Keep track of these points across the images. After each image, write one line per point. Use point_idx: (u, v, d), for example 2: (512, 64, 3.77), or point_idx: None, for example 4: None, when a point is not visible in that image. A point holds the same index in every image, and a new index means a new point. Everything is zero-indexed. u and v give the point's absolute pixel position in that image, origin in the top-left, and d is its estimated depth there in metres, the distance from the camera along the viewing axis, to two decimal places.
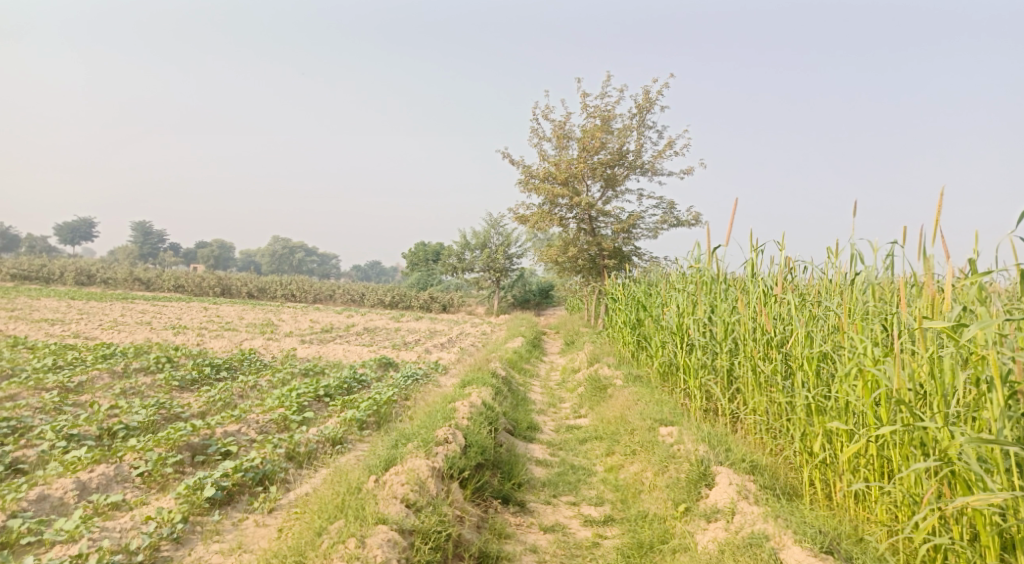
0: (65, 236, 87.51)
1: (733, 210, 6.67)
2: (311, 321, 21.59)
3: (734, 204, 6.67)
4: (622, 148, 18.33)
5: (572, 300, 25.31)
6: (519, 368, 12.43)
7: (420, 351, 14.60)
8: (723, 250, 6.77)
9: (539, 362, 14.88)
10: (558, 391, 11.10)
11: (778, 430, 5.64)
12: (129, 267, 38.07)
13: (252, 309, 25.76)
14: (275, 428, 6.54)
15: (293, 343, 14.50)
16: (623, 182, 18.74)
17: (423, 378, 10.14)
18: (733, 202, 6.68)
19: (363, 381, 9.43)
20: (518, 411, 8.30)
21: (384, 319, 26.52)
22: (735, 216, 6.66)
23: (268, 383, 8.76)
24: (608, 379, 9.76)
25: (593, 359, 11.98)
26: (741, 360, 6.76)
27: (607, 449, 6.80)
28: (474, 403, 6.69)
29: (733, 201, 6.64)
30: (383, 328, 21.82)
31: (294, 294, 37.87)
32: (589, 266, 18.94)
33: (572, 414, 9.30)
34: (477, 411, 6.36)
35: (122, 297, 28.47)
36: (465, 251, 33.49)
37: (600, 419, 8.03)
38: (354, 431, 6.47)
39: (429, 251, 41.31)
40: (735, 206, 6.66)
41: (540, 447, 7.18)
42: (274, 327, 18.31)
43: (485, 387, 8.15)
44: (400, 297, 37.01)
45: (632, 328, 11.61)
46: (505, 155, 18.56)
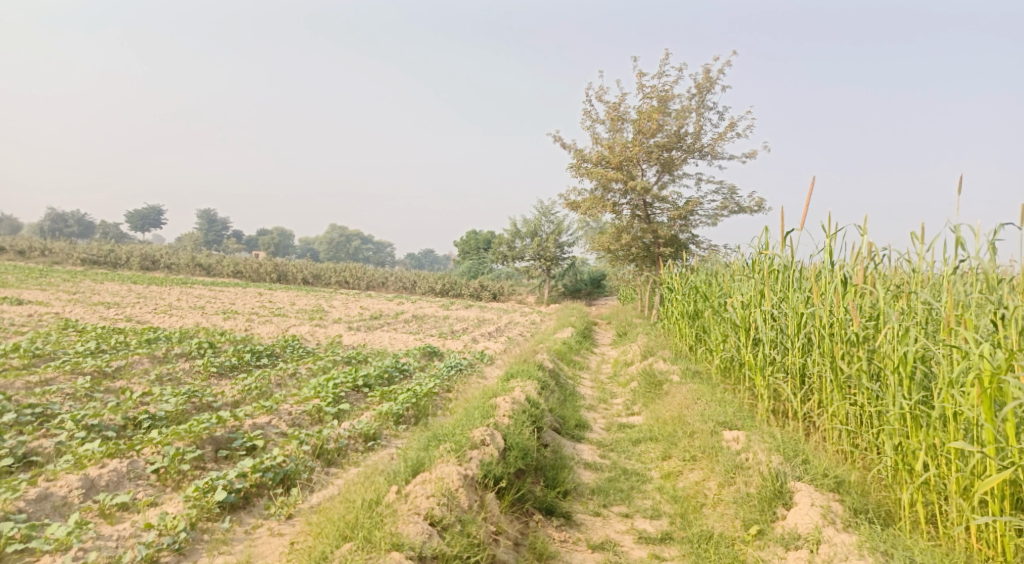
0: (135, 223, 91.21)
1: (810, 189, 6.08)
2: (361, 308, 21.51)
3: (810, 182, 6.08)
4: (680, 130, 17.44)
5: (625, 289, 24.54)
6: (568, 359, 11.88)
7: (467, 340, 14.20)
8: (798, 234, 6.20)
9: (589, 354, 14.29)
10: (610, 385, 10.50)
11: (859, 438, 5.01)
12: (190, 253, 39.12)
13: (304, 295, 25.96)
14: (308, 420, 6.20)
15: (339, 330, 14.31)
16: (681, 166, 17.87)
17: (467, 369, 9.70)
18: (810, 180, 6.09)
19: (405, 371, 9.06)
20: (566, 408, 7.77)
21: (433, 307, 26.35)
22: (811, 195, 6.08)
23: (308, 372, 8.48)
24: (664, 374, 9.10)
25: (647, 352, 11.32)
26: (816, 358, 6.12)
27: (664, 451, 6.21)
28: (518, 399, 6.20)
29: (810, 178, 6.05)
30: (432, 316, 21.57)
31: (347, 281, 38.18)
32: (643, 254, 18.19)
33: (624, 410, 8.71)
34: (521, 408, 5.85)
35: (182, 283, 29.24)
36: (516, 239, 33.02)
37: (655, 418, 7.43)
38: (390, 427, 6.07)
39: (481, 239, 40.99)
40: (812, 184, 6.07)
41: (589, 448, 6.64)
42: (323, 313, 18.25)
43: (530, 380, 7.63)
44: (450, 285, 36.87)
45: (689, 320, 10.89)
46: (557, 138, 17.94)
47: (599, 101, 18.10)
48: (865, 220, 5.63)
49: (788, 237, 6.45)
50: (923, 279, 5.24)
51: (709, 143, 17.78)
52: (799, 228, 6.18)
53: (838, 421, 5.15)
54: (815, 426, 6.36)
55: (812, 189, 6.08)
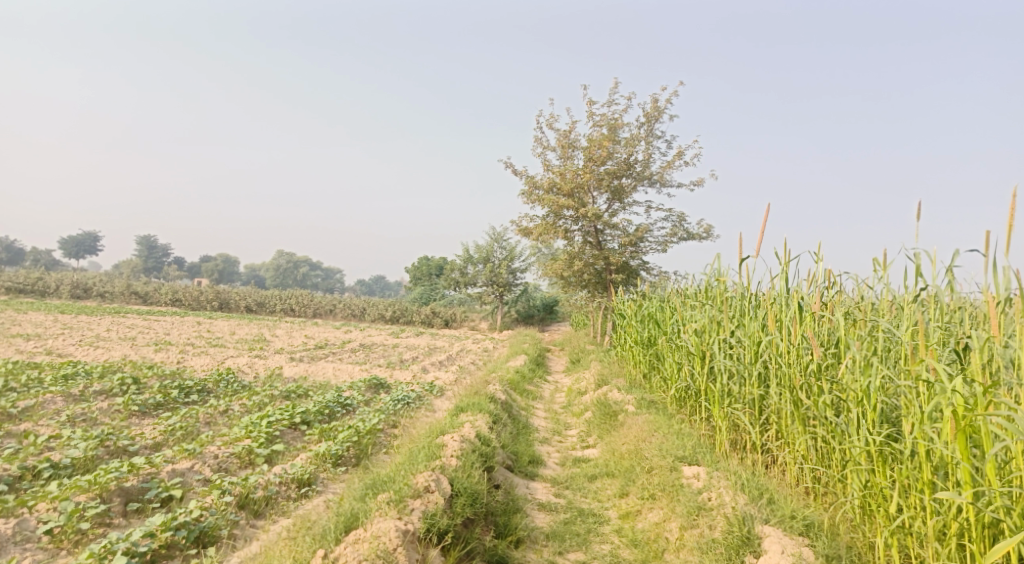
0: (69, 249, 87.16)
1: (765, 215, 6.08)
2: (306, 337, 20.71)
3: (765, 208, 6.08)
4: (630, 158, 17.53)
5: (577, 316, 24.42)
6: (521, 389, 11.52)
7: (416, 370, 13.71)
8: (753, 262, 6.16)
9: (542, 382, 13.96)
10: (563, 416, 10.19)
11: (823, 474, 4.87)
12: (126, 281, 37.37)
13: (247, 324, 24.95)
14: (237, 465, 5.66)
15: (280, 361, 13.63)
16: (631, 193, 17.93)
17: (415, 403, 9.24)
18: (765, 206, 6.09)
19: (348, 406, 8.53)
20: (518, 443, 7.40)
21: (383, 335, 25.67)
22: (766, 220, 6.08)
23: (242, 408, 7.88)
24: (618, 404, 8.83)
25: (601, 380, 11.06)
26: (778, 387, 6.01)
27: (621, 488, 5.92)
28: (467, 436, 5.81)
29: (765, 204, 6.04)
30: (381, 344, 20.94)
31: (294, 308, 37.06)
32: (595, 280, 18.10)
33: (579, 443, 8.40)
34: (470, 446, 5.47)
35: (116, 312, 27.80)
36: (468, 265, 32.69)
37: (611, 452, 7.15)
38: (327, 469, 5.58)
39: (432, 265, 40.50)
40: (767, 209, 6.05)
41: (543, 486, 6.27)
42: (265, 343, 17.46)
43: (481, 414, 7.25)
44: (401, 312, 36.18)
45: (643, 347, 10.72)
46: (508, 165, 17.81)
47: (550, 128, 18.09)
48: (820, 246, 5.61)
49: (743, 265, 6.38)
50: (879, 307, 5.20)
51: (659, 171, 17.92)
52: (754, 256, 6.15)
53: (800, 456, 5.00)
54: (776, 458, 6.22)
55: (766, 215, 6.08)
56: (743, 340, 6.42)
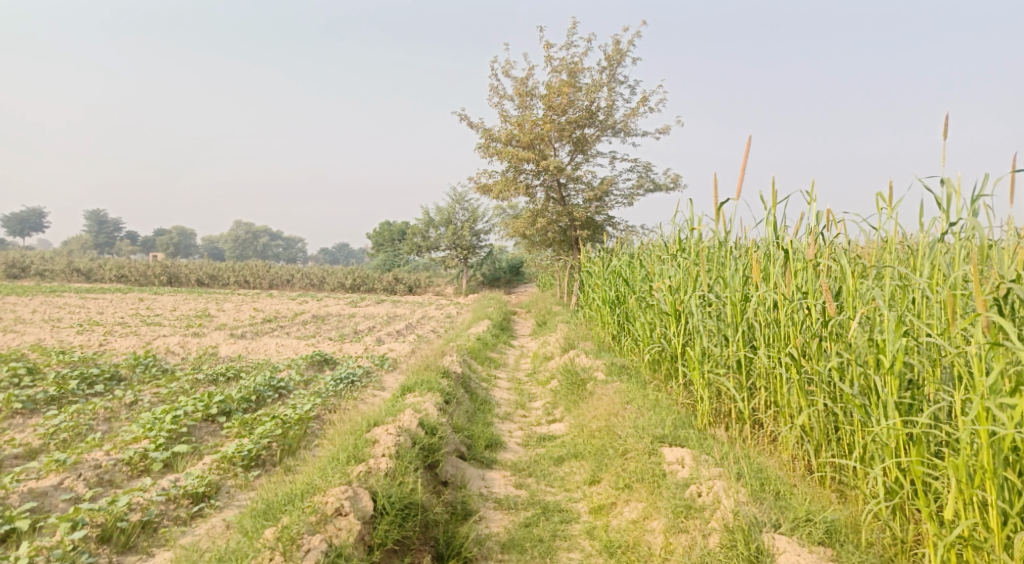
0: (10, 227, 82.81)
1: (748, 147, 5.33)
2: (255, 310, 19.41)
3: (748, 140, 5.36)
4: (592, 106, 16.48)
5: (543, 276, 23.59)
6: (483, 358, 10.61)
7: (370, 342, 12.70)
8: (737, 204, 5.44)
9: (507, 348, 13.09)
10: (528, 385, 9.35)
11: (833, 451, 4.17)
12: (67, 258, 35.24)
13: (195, 299, 23.45)
14: (124, 476, 4.62)
15: (218, 339, 12.43)
16: (595, 144, 16.94)
17: (361, 381, 8.24)
18: (748, 138, 5.33)
19: (281, 390, 7.48)
20: (474, 424, 6.49)
21: (341, 304, 24.47)
22: (748, 153, 5.38)
23: (154, 399, 6.78)
24: (587, 371, 7.95)
25: (568, 345, 10.19)
26: (771, 348, 5.27)
27: (591, 474, 5.07)
28: (407, 426, 4.83)
29: (748, 136, 5.31)
30: (336, 314, 19.79)
31: (249, 280, 35.46)
32: (560, 238, 17.20)
33: (545, 417, 7.54)
34: (407, 441, 4.47)
35: (53, 291, 26.02)
36: (429, 228, 31.49)
37: (580, 428, 6.30)
38: (235, 476, 4.57)
39: (394, 230, 39.11)
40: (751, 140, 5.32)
41: (501, 476, 5.37)
42: (207, 319, 16.18)
43: (430, 394, 6.31)
44: (362, 280, 34.95)
45: (611, 308, 9.88)
46: (463, 116, 16.60)
47: (506, 75, 16.87)
48: (814, 186, 4.91)
49: (723, 212, 5.62)
50: (890, 248, 4.48)
51: (623, 119, 16.93)
52: (739, 195, 5.42)
53: (808, 432, 4.28)
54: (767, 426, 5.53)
55: (749, 148, 5.37)
56: (723, 295, 5.66)
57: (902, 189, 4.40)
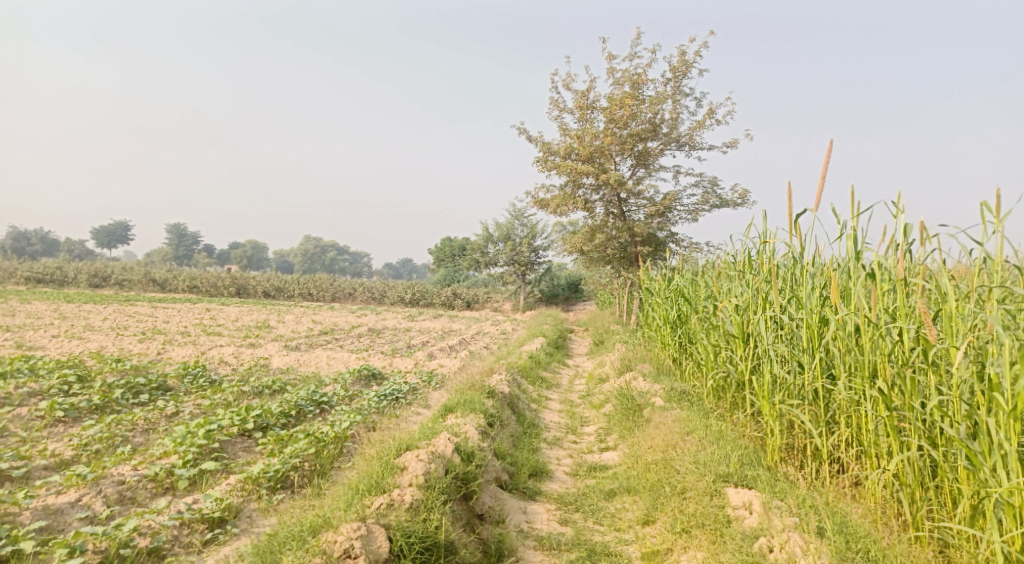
0: (98, 240, 87.87)
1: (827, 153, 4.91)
2: (313, 323, 19.58)
3: (827, 146, 4.94)
4: (656, 118, 15.91)
5: (602, 294, 23.00)
6: (535, 377, 10.17)
7: (421, 357, 12.45)
8: (814, 217, 4.99)
9: (561, 368, 12.60)
10: (581, 407, 8.85)
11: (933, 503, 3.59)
12: (143, 269, 36.82)
13: (257, 310, 23.94)
14: (147, 494, 4.43)
15: (272, 350, 12.45)
16: (657, 158, 16.37)
17: (406, 398, 7.94)
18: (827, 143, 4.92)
19: (323, 405, 7.23)
20: (519, 449, 6.07)
21: (397, 318, 24.53)
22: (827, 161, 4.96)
23: (195, 411, 6.66)
24: (644, 397, 7.39)
25: (624, 367, 9.65)
26: (855, 378, 4.67)
27: (645, 512, 4.55)
28: (441, 452, 4.43)
29: (828, 142, 4.87)
30: (392, 328, 19.75)
31: (312, 292, 36.18)
32: (620, 255, 16.62)
33: (597, 444, 7.04)
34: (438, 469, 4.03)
35: (127, 300, 27.10)
36: (488, 244, 31.36)
37: (634, 459, 5.79)
38: (258, 499, 4.31)
39: (454, 245, 39.24)
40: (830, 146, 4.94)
41: (545, 510, 4.91)
42: (266, 330, 16.36)
43: (473, 416, 5.92)
44: (421, 294, 35.13)
45: (671, 328, 9.29)
46: (522, 130, 16.33)
47: (566, 88, 16.54)
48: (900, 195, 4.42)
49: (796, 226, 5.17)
50: (994, 267, 3.91)
51: (687, 132, 16.30)
52: (816, 207, 4.99)
53: (903, 479, 3.70)
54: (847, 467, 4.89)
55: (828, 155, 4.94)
56: (796, 316, 5.10)
57: (1008, 199, 3.89)
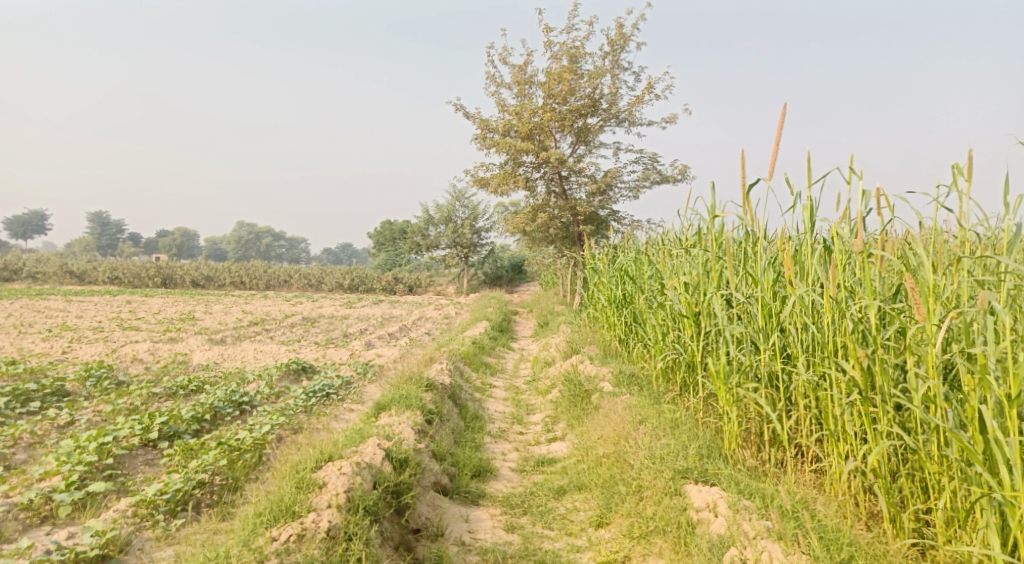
0: (11, 231, 82.22)
1: (781, 117, 4.71)
2: (243, 313, 18.53)
3: (782, 110, 4.76)
4: (595, 93, 15.53)
5: (546, 275, 22.71)
6: (477, 364, 9.70)
7: (357, 346, 11.80)
8: (769, 185, 4.79)
9: (505, 352, 12.18)
10: (526, 395, 8.43)
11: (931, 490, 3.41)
12: (58, 260, 34.40)
13: (184, 301, 22.61)
14: (17, 527, 3.76)
15: (194, 344, 11.55)
16: (598, 134, 16.02)
17: (338, 394, 7.33)
18: (782, 107, 4.71)
19: (243, 406, 6.56)
20: (460, 447, 5.58)
21: (336, 305, 23.60)
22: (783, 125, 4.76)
23: (94, 420, 5.89)
24: (591, 382, 7.01)
25: (570, 350, 9.27)
26: (817, 360, 4.41)
27: (598, 513, 4.16)
28: (368, 461, 3.90)
29: (783, 105, 4.67)
30: (329, 316, 18.90)
31: (245, 281, 34.62)
32: (562, 235, 16.28)
33: (544, 434, 6.63)
34: (362, 485, 3.52)
35: (39, 294, 25.20)
36: (429, 226, 30.60)
37: (584, 451, 5.39)
38: (152, 526, 3.68)
39: (395, 229, 38.19)
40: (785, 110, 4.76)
41: (489, 516, 4.44)
42: (190, 323, 15.31)
43: (409, 414, 5.40)
44: (360, 280, 34.14)
45: (617, 309, 8.95)
46: (459, 106, 15.71)
47: (503, 63, 15.94)
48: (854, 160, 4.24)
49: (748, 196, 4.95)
50: (964, 237, 3.67)
51: (627, 108, 16.01)
52: (771, 175, 4.80)
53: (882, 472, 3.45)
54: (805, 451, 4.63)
55: (784, 119, 4.74)
56: (752, 294, 4.78)
57: (973, 161, 3.68)
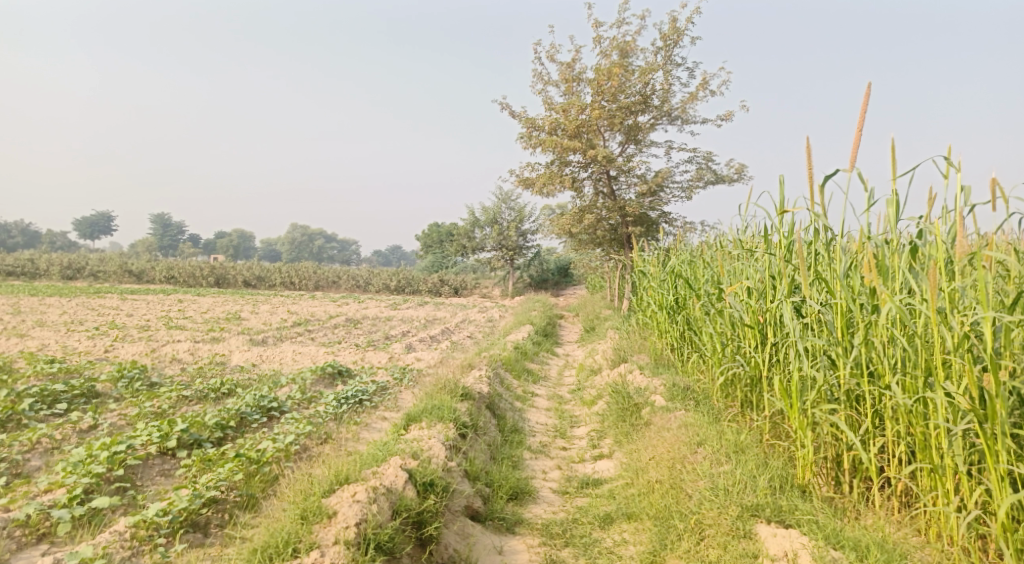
0: (80, 231, 86.01)
1: (865, 101, 4.19)
2: (288, 314, 18.52)
3: (866, 90, 4.25)
4: (646, 89, 14.88)
5: (594, 278, 22.07)
6: (519, 371, 9.21)
7: (397, 349, 11.47)
8: (848, 174, 4.26)
9: (549, 358, 11.66)
10: (571, 405, 7.89)
11: None
12: (118, 260, 35.44)
13: (233, 301, 22.86)
14: (11, 545, 3.51)
15: (234, 345, 11.43)
16: (649, 132, 15.38)
17: (371, 401, 6.95)
18: (867, 90, 4.20)
19: (271, 412, 6.25)
20: (497, 464, 5.11)
21: (381, 306, 23.49)
22: (866, 107, 4.24)
23: (117, 424, 5.67)
24: (642, 395, 6.43)
25: (617, 358, 8.69)
26: (912, 379, 3.78)
27: (651, 550, 3.67)
28: (385, 486, 3.50)
29: (867, 85, 4.17)
30: (372, 318, 18.72)
31: (294, 281, 35.02)
32: (610, 237, 15.66)
33: (589, 449, 6.10)
34: (372, 519, 3.25)
35: (97, 292, 25.90)
36: (475, 228, 30.32)
37: (633, 474, 4.84)
38: (151, 552, 3.46)
39: (442, 231, 38.03)
40: (868, 91, 4.26)
41: (526, 547, 3.95)
42: (235, 323, 15.30)
43: (441, 427, 4.96)
44: (406, 282, 34.12)
45: (669, 314, 8.34)
46: (505, 104, 15.33)
47: (551, 60, 15.47)
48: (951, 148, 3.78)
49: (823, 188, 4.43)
50: None
51: (681, 105, 15.31)
52: (850, 164, 4.27)
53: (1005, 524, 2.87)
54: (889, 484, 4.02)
55: (868, 101, 4.22)
56: (831, 302, 4.17)
57: None
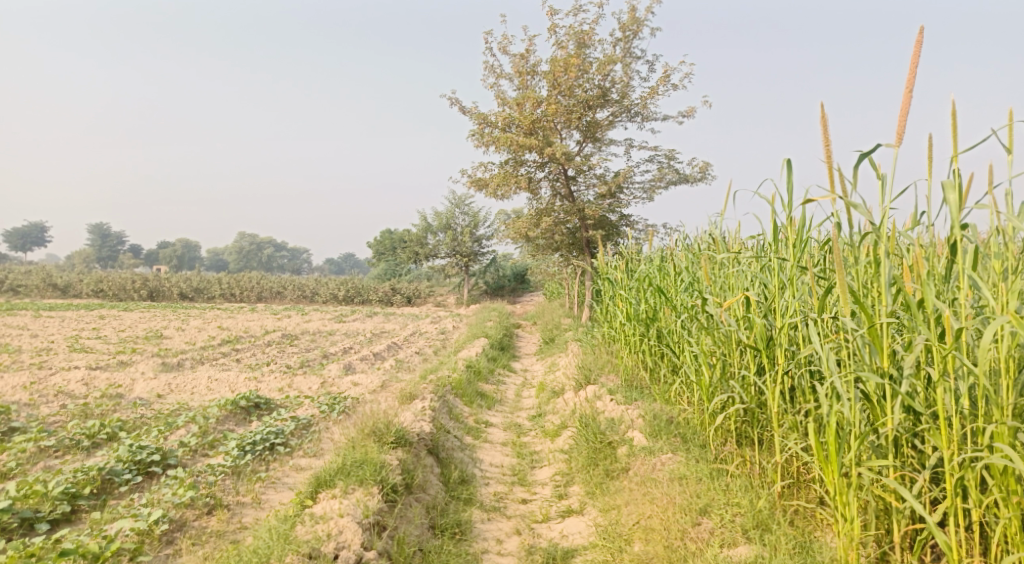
0: (8, 243, 80.80)
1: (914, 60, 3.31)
2: (219, 330, 16.86)
3: (914, 44, 3.36)
4: (605, 83, 13.90)
5: (551, 285, 21.07)
6: (471, 396, 7.97)
7: (334, 371, 10.13)
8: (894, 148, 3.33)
9: (506, 376, 10.48)
10: (529, 438, 6.74)
11: None
12: (41, 273, 32.65)
13: (162, 316, 20.96)
14: None
15: (142, 370, 9.88)
16: (607, 130, 14.43)
17: (285, 444, 5.63)
18: (916, 44, 3.31)
19: (151, 470, 4.83)
20: (437, 538, 3.95)
21: (326, 319, 21.94)
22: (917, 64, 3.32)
23: None
24: (615, 429, 5.33)
25: (583, 380, 7.55)
26: (998, 428, 2.84)
27: None
28: None
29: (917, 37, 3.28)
30: (313, 332, 17.24)
31: (235, 292, 32.94)
32: (569, 242, 14.63)
33: (553, 499, 4.96)
34: None
35: (9, 309, 23.42)
36: (427, 235, 29.00)
37: (613, 547, 3.75)
38: None
39: (393, 237, 36.58)
40: (917, 47, 3.39)
41: None
42: (153, 343, 13.62)
43: (362, 497, 3.77)
44: (356, 291, 32.53)
45: (638, 327, 7.28)
46: (454, 100, 14.16)
47: (502, 52, 14.37)
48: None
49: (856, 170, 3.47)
50: None
51: (641, 100, 14.41)
52: (897, 137, 3.35)
53: None
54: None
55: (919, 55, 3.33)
56: (879, 322, 3.14)
57: None
